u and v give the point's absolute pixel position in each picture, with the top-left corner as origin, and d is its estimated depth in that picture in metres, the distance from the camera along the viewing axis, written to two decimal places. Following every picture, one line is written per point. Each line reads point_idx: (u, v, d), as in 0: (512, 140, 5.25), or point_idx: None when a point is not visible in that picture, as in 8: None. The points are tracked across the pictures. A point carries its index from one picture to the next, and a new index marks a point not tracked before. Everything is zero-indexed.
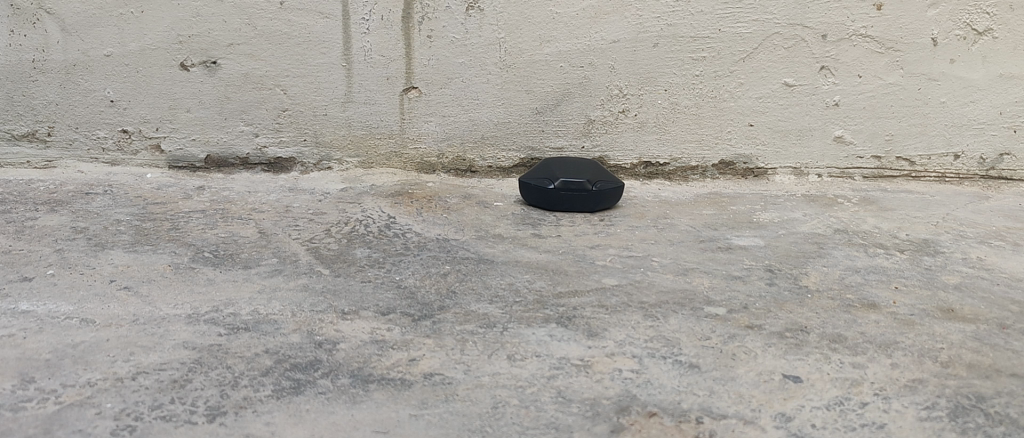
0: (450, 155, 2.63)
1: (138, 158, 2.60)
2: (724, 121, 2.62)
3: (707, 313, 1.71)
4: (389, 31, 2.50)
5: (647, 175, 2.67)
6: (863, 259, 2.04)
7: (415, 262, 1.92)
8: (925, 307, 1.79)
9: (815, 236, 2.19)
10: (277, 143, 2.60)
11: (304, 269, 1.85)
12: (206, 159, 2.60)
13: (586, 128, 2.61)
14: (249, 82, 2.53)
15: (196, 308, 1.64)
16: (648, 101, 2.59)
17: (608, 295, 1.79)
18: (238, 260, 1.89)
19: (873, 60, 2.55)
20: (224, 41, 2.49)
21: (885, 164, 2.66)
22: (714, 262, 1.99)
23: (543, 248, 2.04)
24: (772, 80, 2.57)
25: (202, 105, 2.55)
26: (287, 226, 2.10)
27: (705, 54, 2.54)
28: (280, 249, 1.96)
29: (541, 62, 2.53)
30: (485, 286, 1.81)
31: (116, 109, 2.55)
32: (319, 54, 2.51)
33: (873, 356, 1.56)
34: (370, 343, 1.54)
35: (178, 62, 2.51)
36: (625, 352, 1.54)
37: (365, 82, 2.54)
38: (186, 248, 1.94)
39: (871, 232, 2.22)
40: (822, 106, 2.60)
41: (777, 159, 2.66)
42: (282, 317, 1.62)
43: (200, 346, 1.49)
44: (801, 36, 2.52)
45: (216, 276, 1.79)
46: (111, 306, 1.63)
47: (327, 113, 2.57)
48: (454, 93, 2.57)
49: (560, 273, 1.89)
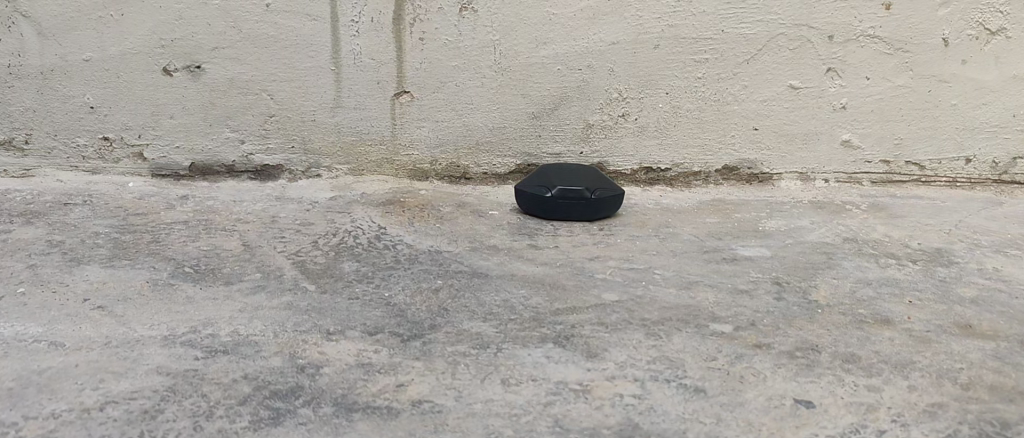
0: (443, 162, 2.54)
1: (120, 166, 2.50)
2: (728, 125, 2.52)
3: (712, 332, 1.63)
4: (379, 33, 2.40)
5: (648, 181, 2.57)
6: (875, 271, 1.95)
7: (405, 276, 1.83)
8: (941, 323, 1.70)
9: (824, 245, 2.10)
10: (264, 150, 2.50)
11: (288, 285, 1.76)
12: (191, 167, 2.51)
13: (585, 133, 2.52)
14: (234, 87, 2.43)
15: (172, 329, 1.55)
16: (649, 105, 2.50)
17: (608, 312, 1.70)
18: (219, 275, 1.80)
19: (883, 61, 2.44)
20: (208, 45, 2.39)
21: (895, 168, 2.56)
22: (719, 274, 1.90)
23: (540, 260, 1.95)
24: (777, 82, 2.47)
25: (186, 112, 2.45)
26: (273, 237, 2.01)
27: (707, 56, 2.44)
28: (264, 263, 1.87)
29: (537, 64, 2.44)
30: (479, 303, 1.72)
31: (97, 116, 2.45)
32: (306, 58, 2.41)
33: (889, 378, 1.48)
34: (355, 366, 1.45)
35: (160, 67, 2.41)
36: (626, 374, 1.46)
37: (354, 86, 2.45)
38: (166, 263, 1.85)
39: (881, 241, 2.13)
40: (829, 110, 2.50)
41: (783, 164, 2.56)
42: (264, 338, 1.54)
43: (175, 372, 1.40)
44: (807, 37, 2.41)
45: (196, 294, 1.71)
46: (83, 328, 1.54)
47: (315, 119, 2.48)
48: (447, 97, 2.47)
49: (557, 288, 1.80)
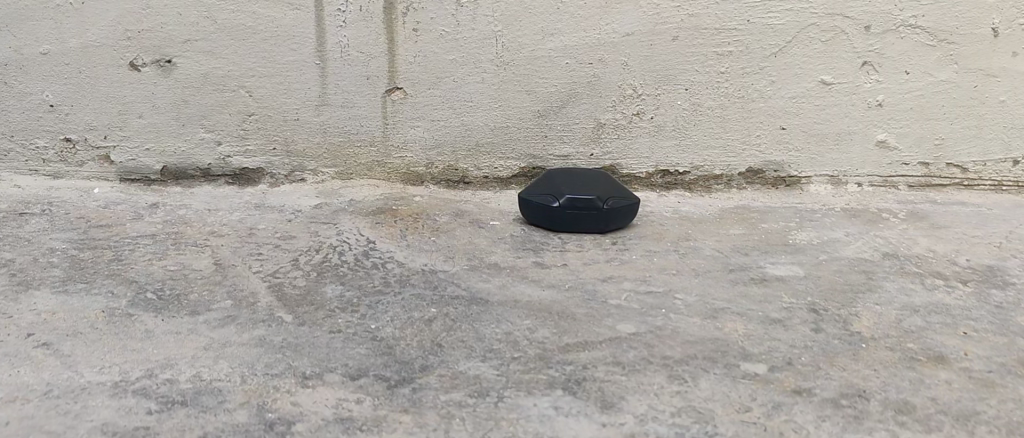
0: (440, 165, 2.33)
1: (83, 170, 2.29)
2: (753, 124, 2.30)
3: (744, 374, 1.42)
4: (368, 24, 2.18)
5: (665, 185, 2.36)
6: (922, 295, 1.74)
7: (395, 303, 1.62)
8: (1004, 361, 1.49)
9: (861, 262, 1.89)
10: (242, 152, 2.29)
11: (261, 315, 1.56)
12: (162, 171, 2.30)
13: (596, 133, 2.31)
14: (208, 83, 2.22)
15: (125, 374, 1.35)
16: (666, 102, 2.28)
17: (624, 349, 1.49)
18: (185, 303, 1.59)
19: (924, 54, 2.21)
20: (179, 37, 2.17)
21: (934, 170, 2.34)
22: (748, 299, 1.70)
23: (546, 281, 1.74)
24: (807, 77, 2.25)
25: (156, 110, 2.24)
26: (248, 255, 1.80)
27: (731, 49, 2.22)
28: (236, 287, 1.66)
29: (543, 58, 2.22)
30: (478, 338, 1.51)
31: (57, 115, 2.24)
32: (289, 51, 2.19)
33: (952, 434, 1.27)
34: (333, 422, 1.25)
35: (127, 62, 2.19)
36: (648, 431, 1.25)
37: (342, 82, 2.23)
38: (126, 287, 1.65)
39: (925, 257, 1.91)
40: (864, 108, 2.28)
41: (812, 166, 2.34)
42: (230, 385, 1.33)
43: (122, 431, 1.20)
44: (841, 28, 2.19)
45: (157, 326, 1.50)
46: (21, 372, 1.34)
47: (299, 118, 2.26)
48: (444, 94, 2.26)
49: (566, 317, 1.60)
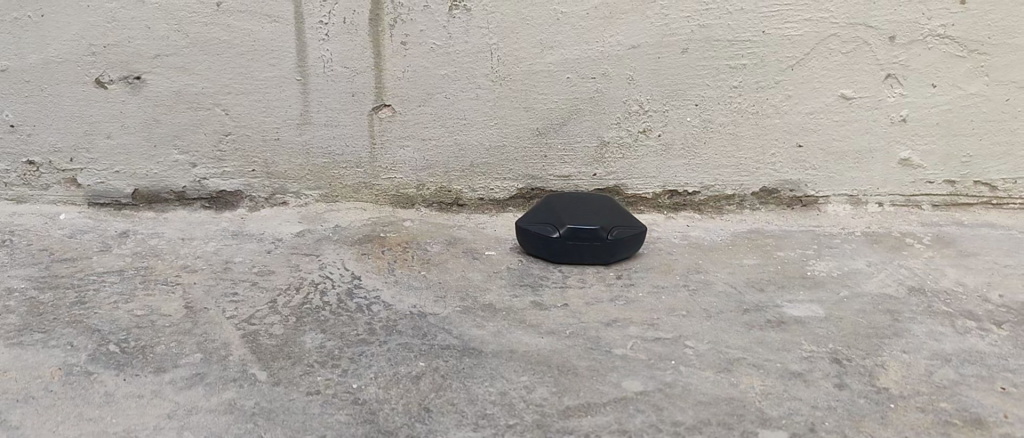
0: (432, 186, 2.20)
1: (49, 194, 2.16)
2: (768, 141, 2.16)
3: None
4: (354, 37, 2.03)
5: (672, 206, 2.23)
6: (953, 341, 1.59)
7: (380, 356, 1.48)
8: None
9: (886, 300, 1.74)
10: (219, 174, 2.16)
11: (233, 374, 1.41)
12: (134, 194, 2.17)
13: (599, 152, 2.17)
14: (181, 101, 2.08)
15: None
16: (674, 118, 2.14)
17: (631, 413, 1.33)
18: (151, 357, 1.45)
19: (953, 66, 2.06)
20: (148, 53, 2.02)
21: (961, 189, 2.21)
22: (764, 348, 1.55)
23: (545, 327, 1.60)
24: (826, 92, 2.10)
25: (125, 131, 2.10)
26: (222, 296, 1.67)
27: (745, 61, 2.07)
28: (207, 337, 1.52)
29: (542, 72, 2.07)
30: (469, 400, 1.36)
31: (18, 135, 2.11)
32: (267, 66, 2.04)
33: None
34: None
35: (93, 78, 2.05)
36: None
37: (325, 99, 2.09)
38: (88, 337, 1.51)
39: (955, 293, 1.77)
40: (886, 123, 2.13)
41: (831, 185, 2.21)
42: None
43: None
44: (862, 38, 2.04)
45: (118, 388, 1.36)
46: None
47: (279, 138, 2.13)
48: (437, 111, 2.11)
49: (567, 373, 1.45)
